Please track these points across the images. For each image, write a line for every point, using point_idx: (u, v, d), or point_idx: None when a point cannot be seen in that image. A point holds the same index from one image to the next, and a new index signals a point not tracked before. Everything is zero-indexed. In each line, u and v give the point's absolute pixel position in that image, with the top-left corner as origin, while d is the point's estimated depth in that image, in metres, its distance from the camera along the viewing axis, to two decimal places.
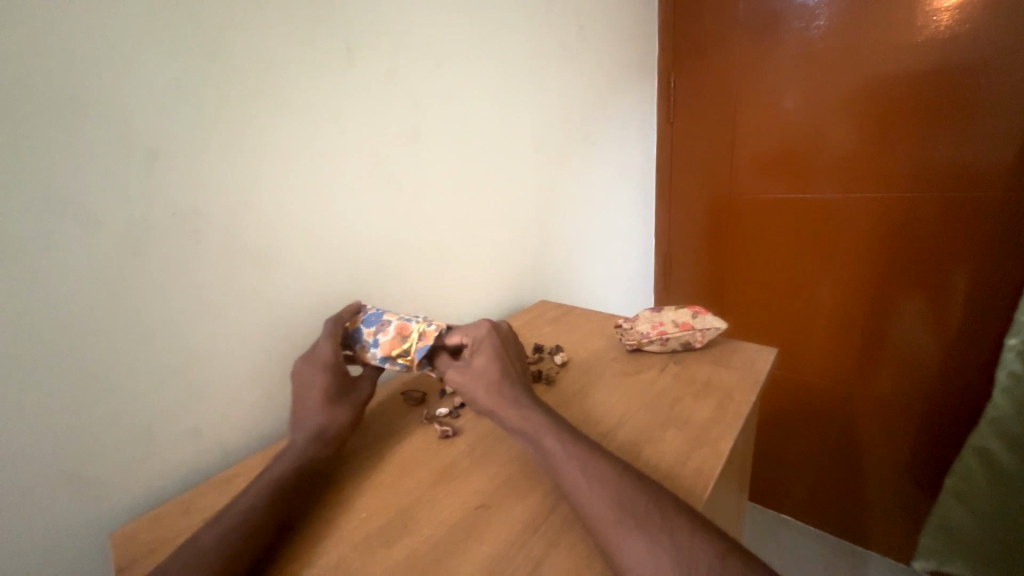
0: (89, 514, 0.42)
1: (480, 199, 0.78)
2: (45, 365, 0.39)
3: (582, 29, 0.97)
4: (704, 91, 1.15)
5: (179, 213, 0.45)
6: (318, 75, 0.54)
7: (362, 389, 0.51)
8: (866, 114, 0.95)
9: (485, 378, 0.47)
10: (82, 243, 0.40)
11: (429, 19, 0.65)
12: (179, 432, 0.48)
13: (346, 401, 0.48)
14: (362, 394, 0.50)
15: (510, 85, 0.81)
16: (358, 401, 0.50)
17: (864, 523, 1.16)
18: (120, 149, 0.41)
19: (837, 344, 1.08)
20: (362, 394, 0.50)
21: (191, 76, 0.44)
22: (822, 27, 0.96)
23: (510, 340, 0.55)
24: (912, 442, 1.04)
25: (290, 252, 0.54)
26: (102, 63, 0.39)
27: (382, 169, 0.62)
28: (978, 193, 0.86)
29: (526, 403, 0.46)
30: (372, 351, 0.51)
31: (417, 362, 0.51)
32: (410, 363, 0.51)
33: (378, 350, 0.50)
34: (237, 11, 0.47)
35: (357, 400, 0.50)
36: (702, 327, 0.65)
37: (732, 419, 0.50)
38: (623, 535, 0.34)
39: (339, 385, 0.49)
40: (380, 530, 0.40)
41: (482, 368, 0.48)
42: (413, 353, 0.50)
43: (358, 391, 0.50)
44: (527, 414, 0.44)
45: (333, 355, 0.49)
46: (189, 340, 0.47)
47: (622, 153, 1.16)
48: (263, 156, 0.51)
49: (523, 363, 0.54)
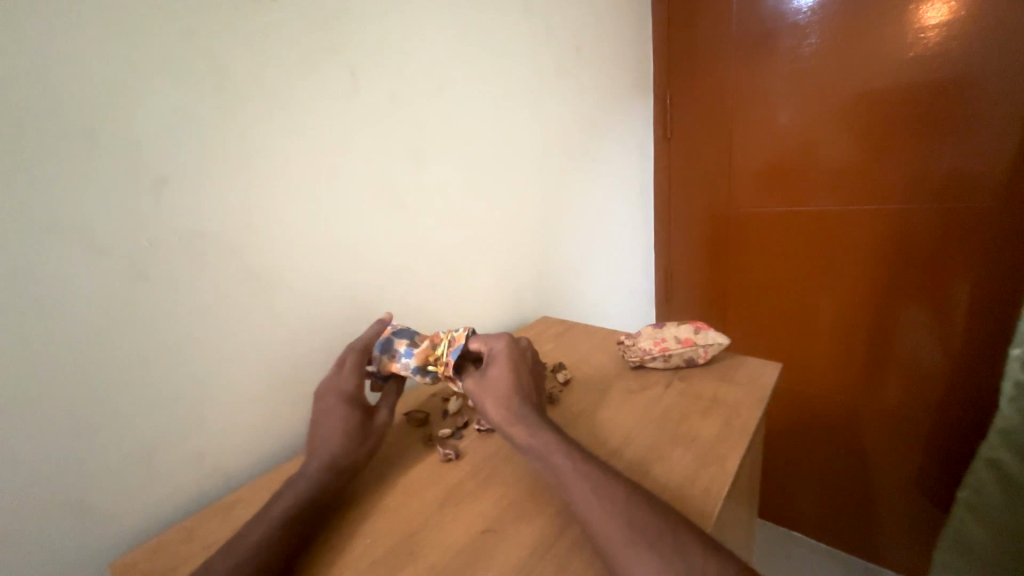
0: (90, 542, 0.42)
1: (482, 217, 0.79)
2: (53, 392, 0.39)
3: (579, 50, 0.99)
4: (699, 107, 1.17)
5: (185, 239, 0.46)
6: (322, 103, 0.55)
7: (381, 421, 0.51)
8: (860, 127, 0.95)
9: (495, 391, 0.48)
10: (90, 270, 0.40)
11: (429, 44, 0.67)
12: (182, 457, 0.48)
13: (367, 436, 0.49)
14: (382, 427, 0.51)
15: (510, 105, 0.83)
16: (377, 434, 0.50)
17: (877, 538, 1.13)
18: (128, 178, 0.42)
19: (841, 355, 1.07)
20: (381, 426, 0.50)
21: (197, 106, 0.45)
22: (813, 44, 0.97)
23: (529, 358, 0.54)
24: (921, 454, 1.02)
25: (293, 275, 0.55)
26: (112, 97, 0.40)
27: (385, 191, 0.64)
28: (978, 204, 0.86)
29: (535, 419, 0.45)
30: (404, 360, 0.53)
31: (448, 370, 0.53)
32: (439, 371, 0.53)
33: (410, 359, 0.53)
34: (242, 45, 0.48)
35: (376, 433, 0.50)
36: (705, 343, 0.65)
37: (738, 437, 0.50)
38: (630, 560, 0.34)
39: (359, 420, 0.49)
40: (384, 556, 0.39)
41: (494, 380, 0.49)
42: (445, 360, 0.53)
43: (377, 424, 0.50)
44: (535, 431, 0.44)
45: (354, 385, 0.50)
46: (192, 364, 0.48)
47: (621, 169, 1.18)
48: (267, 181, 0.52)
49: (539, 379, 0.54)
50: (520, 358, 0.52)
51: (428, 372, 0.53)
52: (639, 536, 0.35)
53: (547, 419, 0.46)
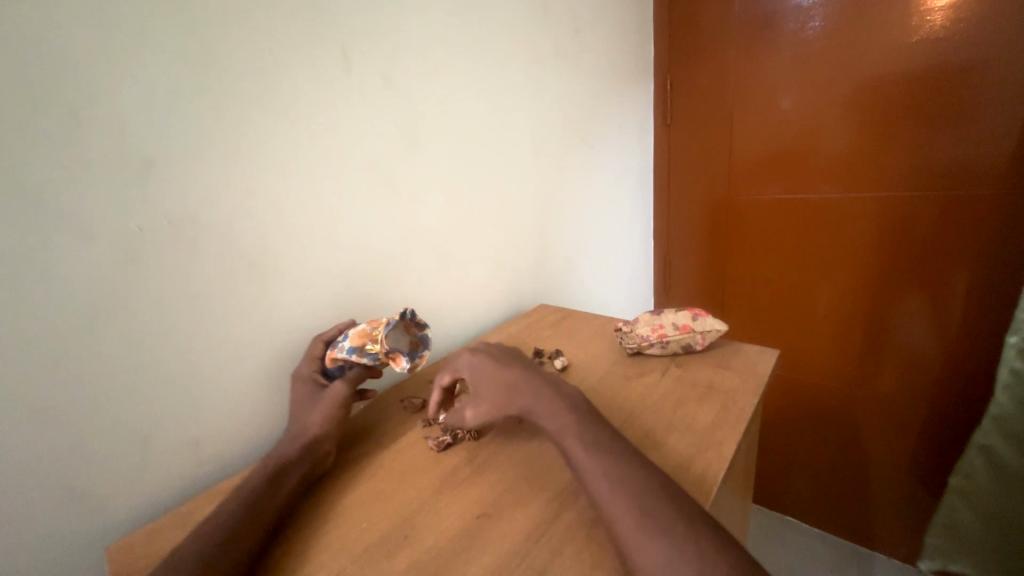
0: (88, 527, 0.43)
1: (479, 203, 0.79)
2: (43, 382, 0.39)
3: (578, 32, 0.96)
4: (701, 92, 1.15)
5: (175, 223, 0.45)
6: (316, 84, 0.54)
7: (336, 388, 0.51)
8: (863, 114, 0.94)
9: (504, 390, 0.50)
10: (77, 254, 0.40)
11: (423, 24, 0.65)
12: (178, 443, 0.48)
13: (320, 404, 0.50)
14: (337, 392, 0.50)
15: (508, 88, 0.81)
16: (330, 400, 0.50)
17: (870, 523, 1.15)
18: (116, 160, 0.41)
19: (839, 343, 1.08)
20: (335, 393, 0.50)
21: (186, 86, 0.44)
22: (817, 27, 0.95)
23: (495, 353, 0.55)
24: (916, 441, 1.03)
25: (287, 260, 0.54)
26: (97, 75, 0.39)
27: (381, 176, 0.63)
28: (978, 193, 0.86)
29: (548, 405, 0.46)
30: (342, 344, 0.52)
31: (384, 348, 0.51)
32: (378, 351, 0.51)
33: (347, 342, 0.52)
34: (232, 23, 0.47)
35: (331, 400, 0.50)
36: (702, 329, 0.65)
37: (736, 422, 0.50)
38: (634, 547, 0.34)
39: (315, 394, 0.51)
40: (380, 540, 0.39)
41: (495, 382, 0.50)
42: (379, 335, 0.50)
43: (328, 392, 0.50)
44: (553, 413, 0.45)
45: (310, 369, 0.53)
46: (186, 349, 0.47)
47: (621, 154, 1.16)
48: (259, 165, 0.50)
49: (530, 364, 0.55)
50: (490, 354, 0.55)
51: (366, 352, 0.51)
52: (648, 521, 0.35)
53: (569, 399, 0.47)
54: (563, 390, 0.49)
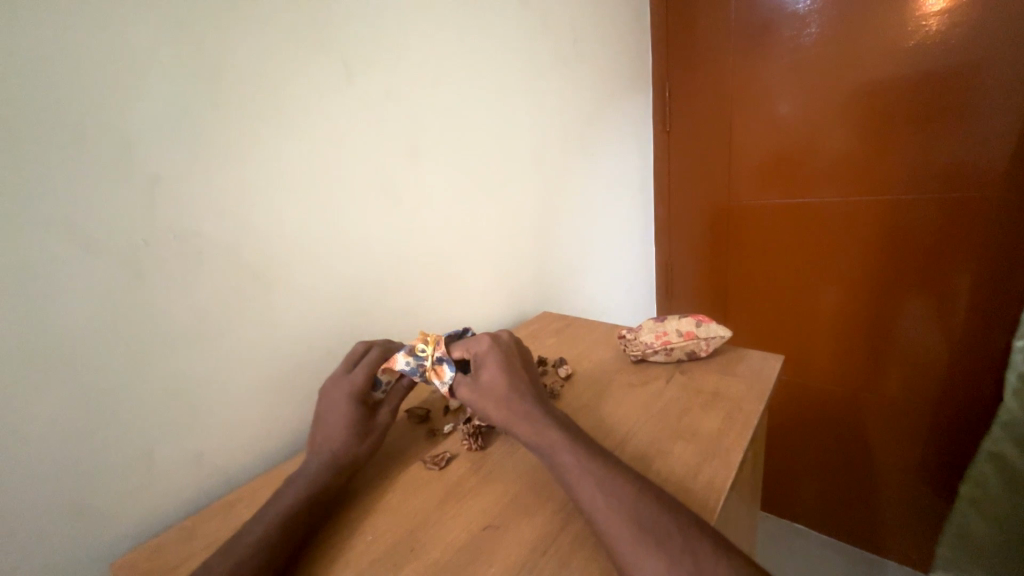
0: (88, 544, 0.42)
1: (481, 211, 0.79)
2: (49, 394, 0.39)
3: (576, 42, 0.98)
4: (699, 98, 1.16)
5: (179, 236, 0.45)
6: (318, 96, 0.55)
7: (382, 420, 0.51)
8: (861, 118, 0.95)
9: (496, 396, 0.47)
10: (84, 269, 0.40)
11: (424, 34, 0.66)
12: (180, 456, 0.47)
13: (368, 435, 0.49)
14: (382, 425, 0.51)
15: (508, 97, 0.82)
16: (377, 433, 0.50)
17: (881, 530, 1.13)
18: (123, 177, 0.41)
19: (843, 347, 1.07)
20: (382, 425, 0.51)
21: (190, 102, 0.45)
22: (813, 34, 0.96)
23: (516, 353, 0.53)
24: (926, 445, 1.01)
25: (290, 270, 0.55)
26: (105, 95, 0.40)
27: (385, 187, 0.63)
28: (980, 194, 0.86)
29: (538, 417, 0.45)
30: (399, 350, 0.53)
31: (437, 358, 0.51)
32: (427, 357, 0.51)
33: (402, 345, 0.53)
34: (237, 39, 0.48)
35: (375, 430, 0.50)
36: (707, 336, 0.64)
37: (742, 429, 0.50)
38: (632, 567, 0.33)
39: (363, 416, 0.49)
40: (386, 554, 0.39)
41: (488, 384, 0.48)
42: (436, 340, 0.52)
43: (376, 425, 0.50)
44: (541, 428, 0.43)
45: (364, 382, 0.50)
46: (189, 361, 0.47)
47: (621, 161, 1.17)
48: (264, 177, 0.51)
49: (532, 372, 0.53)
50: (507, 358, 0.51)
51: (415, 354, 0.51)
52: (659, 533, 0.34)
53: (554, 415, 0.45)
54: (552, 410, 0.47)
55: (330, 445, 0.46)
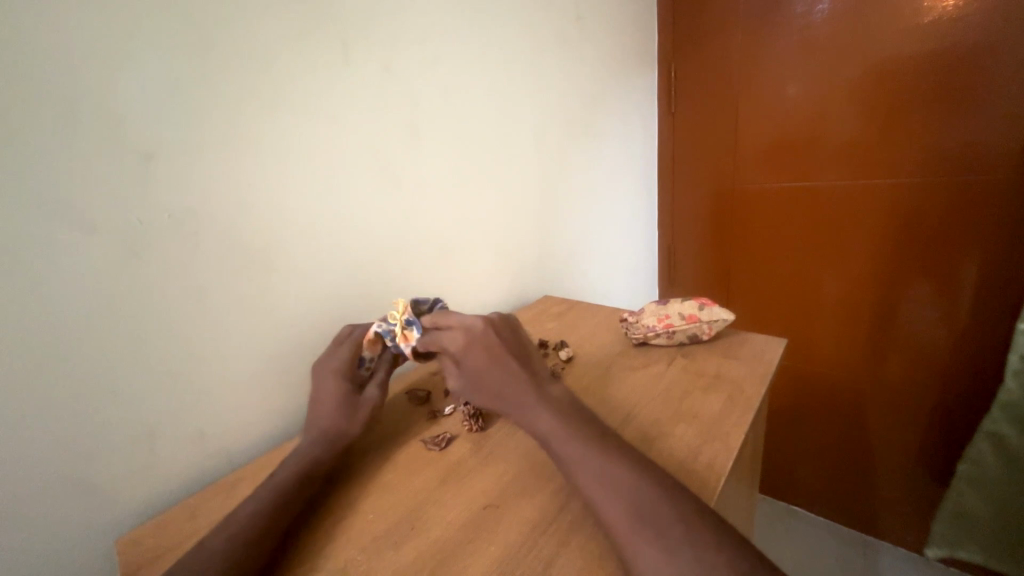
0: (92, 521, 0.42)
1: (482, 192, 0.78)
2: (47, 374, 0.39)
3: (580, 19, 0.95)
4: (706, 77, 1.13)
5: (175, 215, 0.45)
6: (314, 72, 0.53)
7: (370, 395, 0.51)
8: (872, 99, 0.92)
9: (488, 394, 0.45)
10: (78, 248, 0.39)
11: (423, 9, 0.64)
12: (182, 436, 0.48)
13: (357, 407, 0.49)
14: (371, 400, 0.50)
15: (509, 75, 0.80)
16: (368, 406, 0.50)
17: (877, 512, 1.15)
18: (115, 153, 0.40)
19: (846, 332, 1.07)
20: (371, 398, 0.50)
21: (183, 76, 0.44)
22: (826, 10, 0.93)
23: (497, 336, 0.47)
24: (924, 429, 1.02)
25: (288, 251, 0.54)
26: (92, 67, 0.39)
27: (384, 167, 0.62)
28: (994, 177, 0.84)
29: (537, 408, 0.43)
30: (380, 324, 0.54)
31: (406, 322, 0.51)
32: (396, 323, 0.52)
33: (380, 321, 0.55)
34: (229, 11, 0.46)
35: (365, 404, 0.50)
36: (709, 319, 0.64)
37: (744, 411, 0.50)
38: (634, 547, 0.33)
39: (350, 391, 0.49)
40: (387, 531, 0.39)
41: (476, 381, 0.45)
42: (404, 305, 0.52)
43: (365, 398, 0.50)
44: (535, 424, 0.42)
45: (350, 358, 0.51)
46: (188, 342, 0.47)
47: (624, 142, 1.14)
48: (260, 155, 0.50)
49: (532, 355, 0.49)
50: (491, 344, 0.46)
51: (387, 320, 0.53)
52: (663, 512, 0.34)
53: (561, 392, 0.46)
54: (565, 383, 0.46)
55: (320, 421, 0.47)
